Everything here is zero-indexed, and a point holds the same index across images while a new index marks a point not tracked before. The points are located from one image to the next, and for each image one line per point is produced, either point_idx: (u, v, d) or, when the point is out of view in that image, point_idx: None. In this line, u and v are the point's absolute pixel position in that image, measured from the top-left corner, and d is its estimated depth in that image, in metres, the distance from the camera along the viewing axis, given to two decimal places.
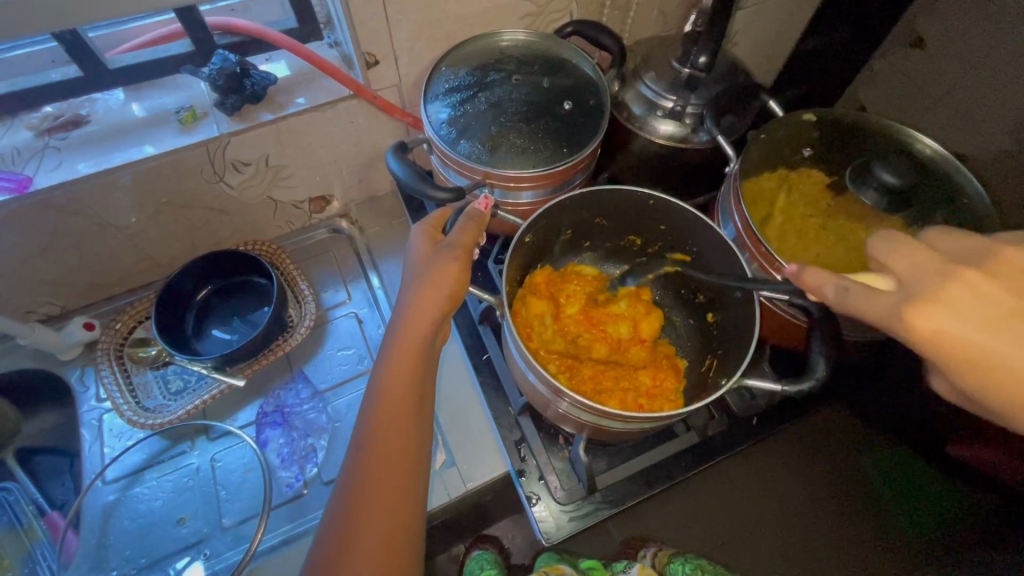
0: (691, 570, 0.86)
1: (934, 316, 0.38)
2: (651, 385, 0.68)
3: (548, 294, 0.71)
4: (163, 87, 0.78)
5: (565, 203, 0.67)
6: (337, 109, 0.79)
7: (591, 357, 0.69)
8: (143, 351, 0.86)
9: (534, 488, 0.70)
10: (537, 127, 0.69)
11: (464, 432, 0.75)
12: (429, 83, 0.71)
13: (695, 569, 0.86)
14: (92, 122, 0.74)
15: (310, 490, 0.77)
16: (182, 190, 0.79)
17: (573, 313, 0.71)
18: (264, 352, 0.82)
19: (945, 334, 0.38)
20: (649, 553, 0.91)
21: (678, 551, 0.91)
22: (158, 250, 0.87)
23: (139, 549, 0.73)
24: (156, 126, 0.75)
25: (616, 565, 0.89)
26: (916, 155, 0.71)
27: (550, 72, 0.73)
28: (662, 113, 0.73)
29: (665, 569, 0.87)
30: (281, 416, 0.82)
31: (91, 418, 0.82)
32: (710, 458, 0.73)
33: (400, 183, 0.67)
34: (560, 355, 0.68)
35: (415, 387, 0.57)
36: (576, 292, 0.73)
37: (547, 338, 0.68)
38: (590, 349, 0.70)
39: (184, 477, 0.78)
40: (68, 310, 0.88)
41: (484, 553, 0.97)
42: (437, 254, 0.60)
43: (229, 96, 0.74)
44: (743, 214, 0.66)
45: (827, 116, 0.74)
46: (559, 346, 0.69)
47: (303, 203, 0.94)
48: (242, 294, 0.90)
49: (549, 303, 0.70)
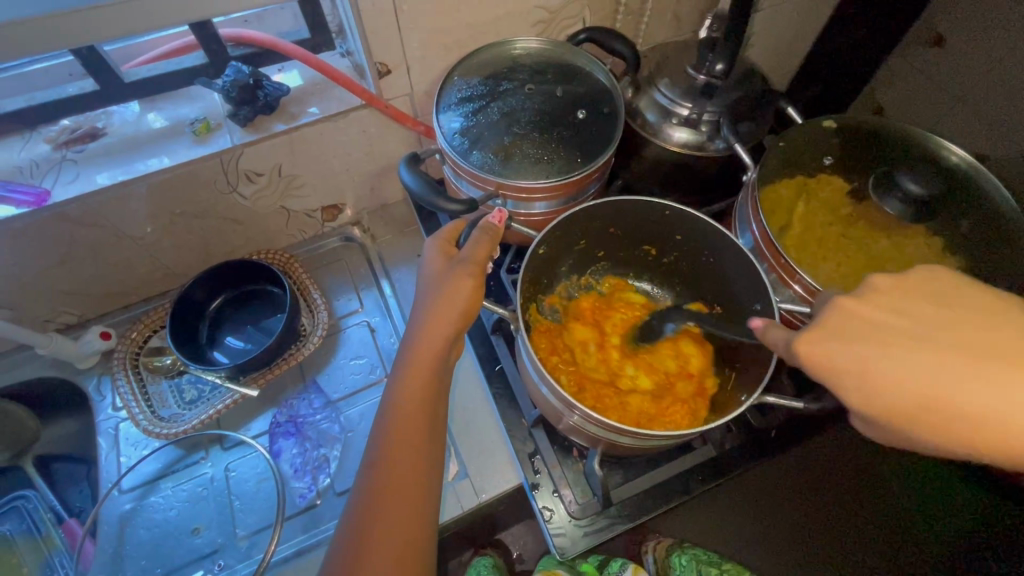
0: (687, 561, 0.83)
1: (848, 351, 0.46)
2: (664, 414, 0.64)
3: (593, 321, 0.72)
4: (178, 98, 0.79)
5: (578, 213, 0.66)
6: (350, 118, 0.79)
7: (636, 389, 0.66)
8: (158, 360, 0.86)
9: (547, 502, 0.69)
10: (551, 136, 0.68)
11: (477, 444, 0.75)
12: (442, 93, 0.71)
13: (691, 560, 0.83)
14: (108, 135, 0.75)
15: (323, 501, 0.77)
16: (197, 201, 0.80)
17: (618, 342, 0.70)
18: (276, 362, 0.83)
19: (845, 359, 0.46)
20: (650, 547, 0.90)
21: (677, 541, 0.90)
22: (173, 260, 0.88)
23: (154, 559, 0.74)
24: (170, 137, 0.75)
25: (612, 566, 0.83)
26: (941, 162, 0.69)
27: (564, 80, 0.72)
28: (678, 120, 0.72)
29: (667, 561, 0.86)
30: (294, 426, 0.82)
31: (107, 427, 0.83)
32: (725, 473, 0.71)
33: (413, 195, 0.66)
34: (598, 385, 0.65)
35: (429, 404, 0.57)
36: (621, 321, 0.72)
37: (590, 365, 0.67)
38: (634, 381, 0.66)
39: (199, 487, 0.78)
40: (84, 319, 0.89)
41: (483, 559, 0.93)
42: (450, 269, 0.59)
43: (242, 107, 0.74)
44: (761, 223, 0.64)
45: (845, 123, 0.73)
46: (603, 376, 0.67)
47: (315, 212, 0.94)
48: (255, 303, 0.90)
49: (592, 329, 0.71)
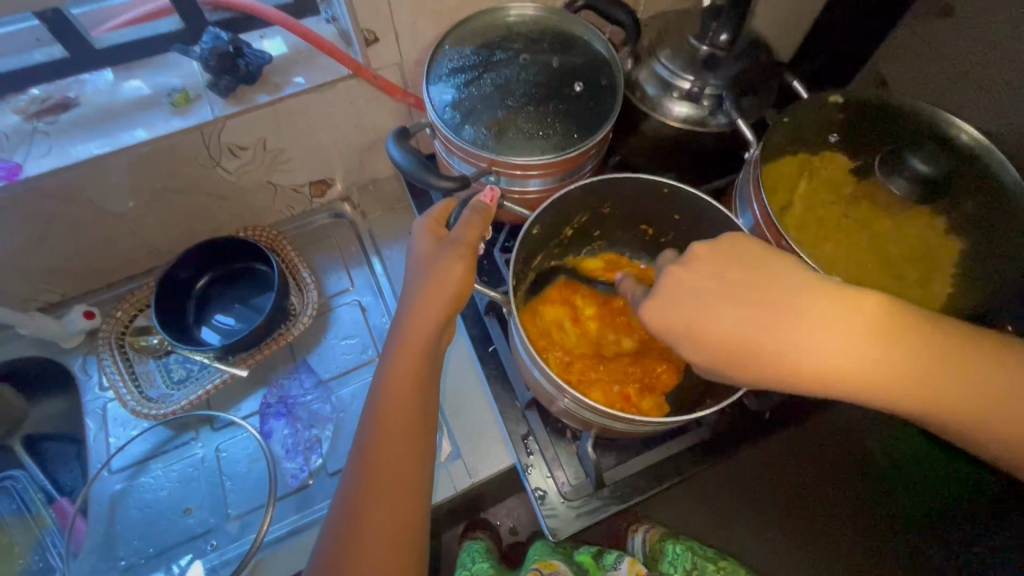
0: (682, 552, 0.82)
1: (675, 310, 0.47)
2: (646, 377, 0.67)
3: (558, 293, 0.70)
4: (153, 66, 0.75)
5: (574, 191, 0.63)
6: (337, 89, 0.76)
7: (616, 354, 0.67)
8: (145, 340, 0.85)
9: (540, 483, 0.68)
10: (547, 110, 0.65)
11: (470, 425, 0.75)
12: (432, 63, 0.67)
13: (686, 549, 0.83)
14: (81, 105, 0.71)
15: (316, 481, 0.77)
16: (178, 175, 0.77)
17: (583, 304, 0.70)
18: (267, 341, 0.82)
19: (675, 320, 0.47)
20: (642, 528, 0.92)
21: (671, 531, 0.90)
22: (157, 237, 0.85)
23: (146, 539, 0.74)
24: (147, 108, 0.72)
25: (607, 558, 0.81)
26: (951, 142, 0.65)
27: (561, 50, 0.69)
28: (679, 94, 0.69)
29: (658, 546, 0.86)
30: (284, 407, 0.81)
31: (95, 407, 0.81)
32: (721, 453, 0.71)
33: (402, 171, 0.63)
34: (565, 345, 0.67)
35: (419, 388, 0.55)
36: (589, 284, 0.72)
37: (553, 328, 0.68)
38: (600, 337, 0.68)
39: (189, 467, 0.78)
40: (68, 298, 0.86)
41: (474, 544, 0.91)
42: (440, 251, 0.56)
43: (222, 77, 0.71)
44: (762, 202, 0.63)
45: (852, 97, 0.68)
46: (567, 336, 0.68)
47: (302, 187, 0.90)
48: (242, 282, 0.88)
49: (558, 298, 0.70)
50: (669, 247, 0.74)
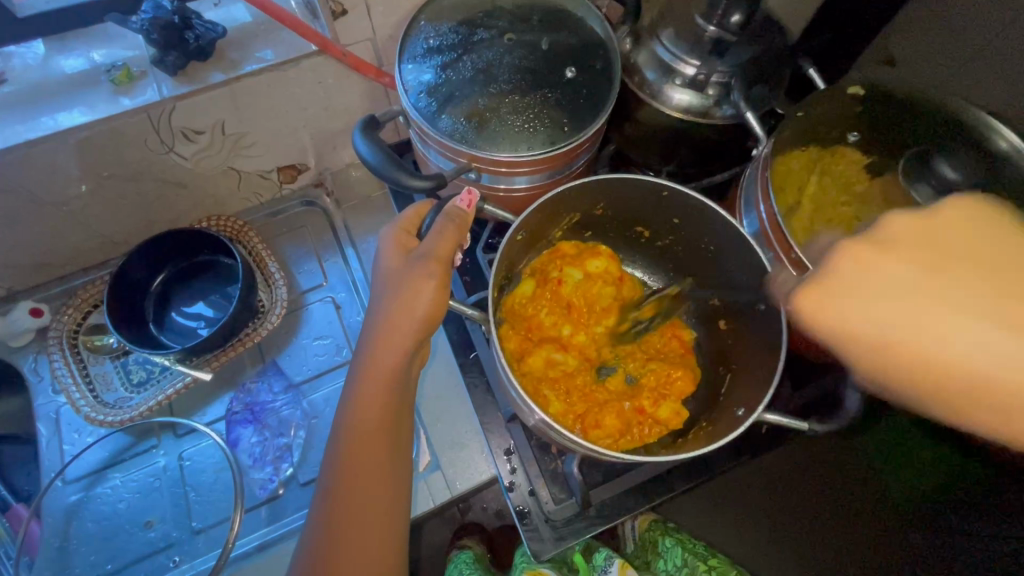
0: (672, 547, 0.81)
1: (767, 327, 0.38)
2: (655, 384, 0.62)
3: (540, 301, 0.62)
4: (91, 38, 0.67)
5: (561, 193, 0.57)
6: (302, 67, 0.68)
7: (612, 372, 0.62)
8: (100, 339, 0.78)
9: (522, 502, 0.64)
10: (535, 98, 0.58)
11: (450, 435, 0.70)
12: (406, 41, 0.60)
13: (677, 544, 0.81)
14: (8, 82, 0.63)
15: (287, 491, 0.73)
16: (126, 162, 0.69)
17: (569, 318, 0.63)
18: (230, 343, 0.76)
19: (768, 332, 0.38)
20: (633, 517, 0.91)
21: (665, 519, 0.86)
22: (109, 227, 0.78)
23: (105, 553, 0.69)
24: (86, 87, 0.64)
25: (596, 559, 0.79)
26: (989, 152, 0.56)
27: (551, 29, 0.61)
28: (681, 81, 0.62)
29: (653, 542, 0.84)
30: (251, 414, 0.76)
31: (47, 411, 0.76)
32: (715, 469, 0.67)
33: (371, 168, 0.56)
34: (560, 378, 0.60)
35: (391, 413, 0.50)
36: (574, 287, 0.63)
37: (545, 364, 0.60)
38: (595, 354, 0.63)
39: (150, 477, 0.73)
40: (15, 292, 0.79)
41: (462, 554, 0.87)
42: (412, 261, 0.50)
43: (168, 53, 0.62)
44: (769, 204, 0.55)
45: (876, 91, 0.63)
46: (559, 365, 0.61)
47: (269, 173, 0.83)
48: (205, 276, 0.81)
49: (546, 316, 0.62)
50: (665, 249, 0.68)
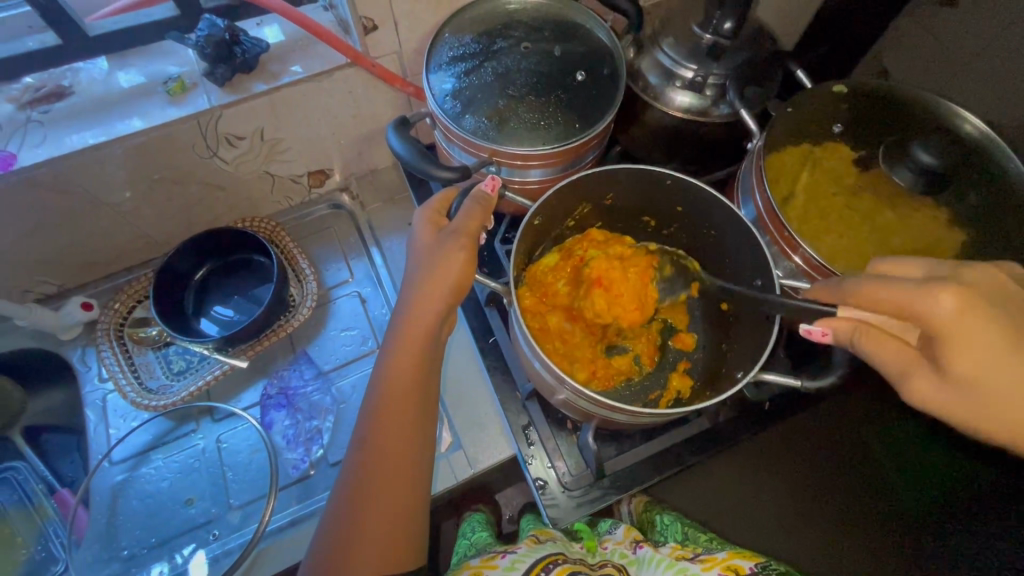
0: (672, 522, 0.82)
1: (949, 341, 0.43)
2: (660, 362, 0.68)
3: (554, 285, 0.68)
4: (148, 55, 0.74)
5: (574, 183, 0.63)
6: (335, 78, 0.75)
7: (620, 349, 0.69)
8: (143, 331, 0.84)
9: (541, 473, 0.69)
10: (548, 99, 0.64)
11: (471, 416, 0.75)
12: (432, 51, 0.66)
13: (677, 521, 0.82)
14: (75, 94, 0.71)
15: (317, 471, 0.77)
16: (175, 165, 0.76)
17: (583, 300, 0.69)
18: (266, 333, 0.81)
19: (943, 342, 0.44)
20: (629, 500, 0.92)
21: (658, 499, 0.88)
22: (154, 227, 0.84)
23: (148, 529, 0.74)
24: (143, 97, 0.71)
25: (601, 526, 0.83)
26: (957, 134, 0.66)
27: (562, 39, 0.68)
28: (681, 83, 0.68)
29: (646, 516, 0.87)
30: (285, 398, 0.81)
31: (94, 399, 0.81)
32: (723, 443, 0.71)
33: (402, 162, 0.62)
34: (573, 350, 0.66)
35: (420, 379, 0.55)
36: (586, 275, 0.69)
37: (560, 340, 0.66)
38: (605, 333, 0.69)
39: (189, 458, 0.78)
40: (65, 289, 0.86)
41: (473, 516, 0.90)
42: (441, 240, 0.56)
43: (218, 66, 0.70)
44: (765, 194, 0.62)
45: (858, 88, 0.69)
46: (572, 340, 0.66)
47: (301, 177, 0.89)
48: (241, 272, 0.87)
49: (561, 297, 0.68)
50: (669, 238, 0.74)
